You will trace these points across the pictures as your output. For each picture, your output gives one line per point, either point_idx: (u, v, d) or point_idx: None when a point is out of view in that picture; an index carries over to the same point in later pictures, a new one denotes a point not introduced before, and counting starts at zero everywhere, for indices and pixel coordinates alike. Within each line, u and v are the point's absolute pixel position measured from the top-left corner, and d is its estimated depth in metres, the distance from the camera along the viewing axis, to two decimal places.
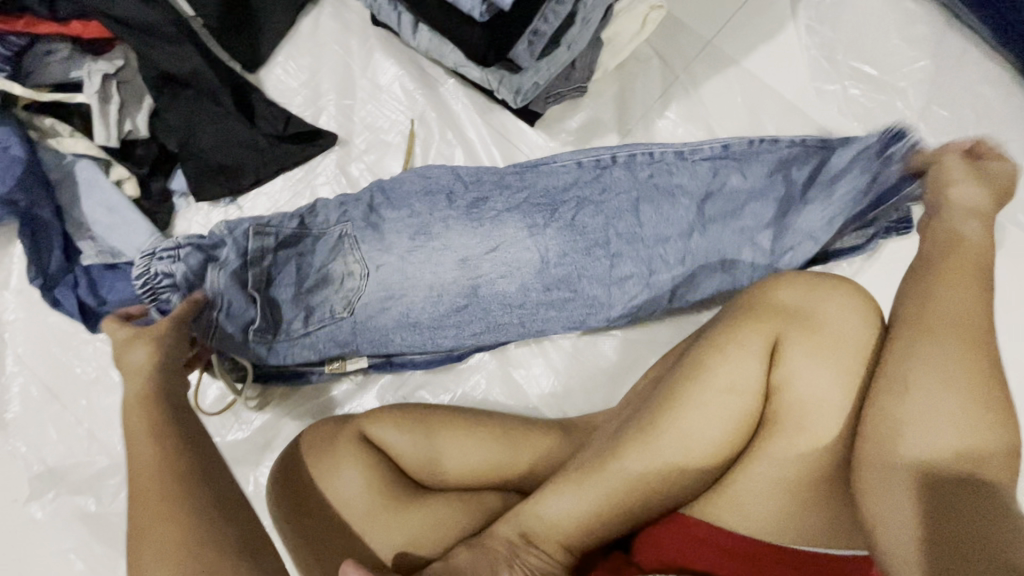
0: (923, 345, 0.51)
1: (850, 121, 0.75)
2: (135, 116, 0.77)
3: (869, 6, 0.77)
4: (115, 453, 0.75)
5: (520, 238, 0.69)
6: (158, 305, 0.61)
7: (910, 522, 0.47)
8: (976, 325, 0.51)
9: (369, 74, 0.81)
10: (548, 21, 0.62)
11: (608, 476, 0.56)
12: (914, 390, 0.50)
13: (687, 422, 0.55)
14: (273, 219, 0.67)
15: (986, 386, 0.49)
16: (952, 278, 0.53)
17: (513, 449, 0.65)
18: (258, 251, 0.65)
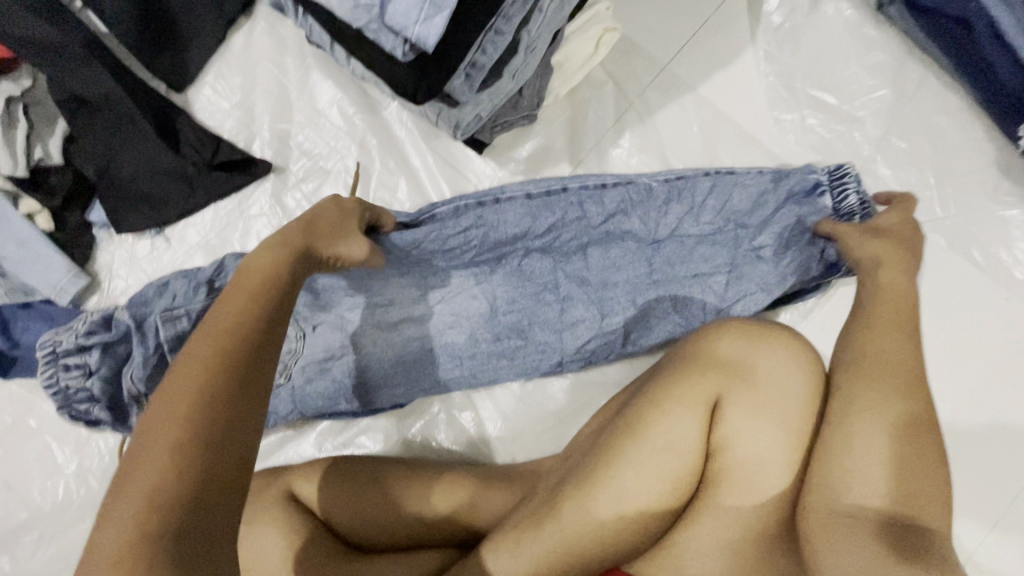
0: (862, 384, 0.51)
1: (808, 153, 0.73)
2: (47, 142, 0.70)
3: (829, 31, 0.74)
4: (32, 506, 0.70)
5: (464, 284, 0.67)
6: (71, 412, 0.61)
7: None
8: (906, 364, 0.52)
9: (307, 95, 0.75)
10: (487, 54, 0.58)
11: (547, 533, 0.53)
12: (853, 427, 0.49)
13: (626, 482, 0.53)
14: (179, 298, 0.61)
15: (918, 421, 0.49)
16: (887, 321, 0.54)
17: (453, 500, 0.62)
18: (170, 340, 0.59)
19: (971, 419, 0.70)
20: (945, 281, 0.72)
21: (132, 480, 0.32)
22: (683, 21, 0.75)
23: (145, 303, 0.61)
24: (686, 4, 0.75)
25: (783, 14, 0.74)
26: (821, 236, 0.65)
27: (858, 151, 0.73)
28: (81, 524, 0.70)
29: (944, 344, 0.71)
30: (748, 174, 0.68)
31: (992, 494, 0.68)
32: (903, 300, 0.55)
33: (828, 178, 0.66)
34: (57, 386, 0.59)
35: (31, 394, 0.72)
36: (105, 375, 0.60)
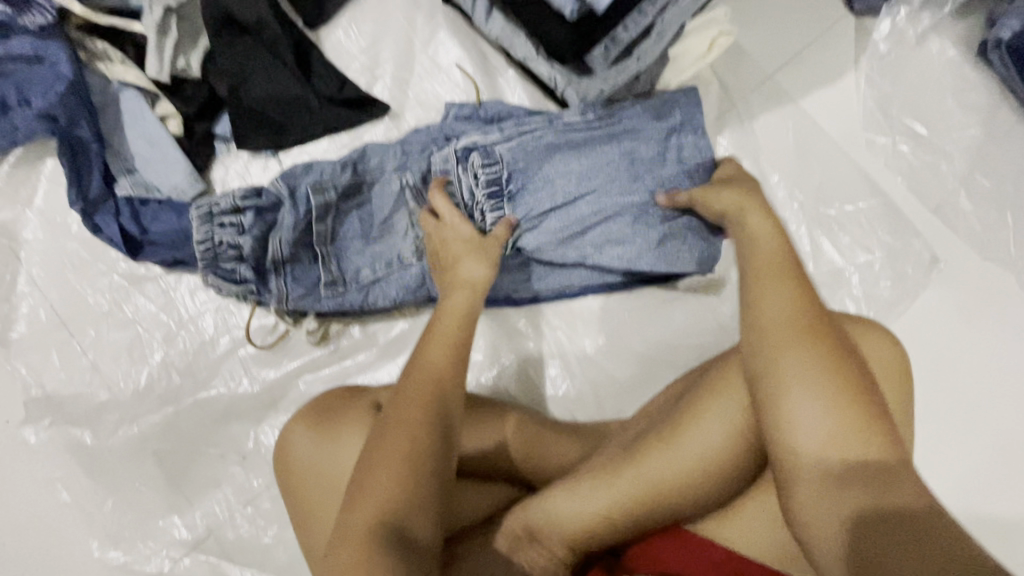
0: (790, 420, 0.43)
1: (894, 177, 0.77)
2: (190, 54, 0.75)
3: (932, 66, 0.78)
4: (115, 390, 0.74)
5: (552, 179, 0.68)
6: (217, 270, 0.66)
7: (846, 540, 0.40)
8: (817, 386, 0.43)
9: (430, 51, 0.80)
10: (627, 30, 0.62)
11: (625, 483, 0.56)
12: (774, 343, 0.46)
13: (679, 456, 0.56)
14: (327, 175, 0.69)
15: (834, 362, 0.44)
16: (765, 334, 0.47)
17: (541, 443, 0.65)
18: (320, 207, 0.69)
19: (1004, 449, 0.73)
20: (1005, 317, 0.75)
21: (380, 462, 0.48)
22: (791, 38, 0.79)
23: (294, 176, 0.69)
24: (796, 21, 0.80)
25: (890, 44, 0.78)
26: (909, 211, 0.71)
27: (942, 182, 0.76)
28: (158, 414, 0.73)
29: (992, 376, 0.74)
30: (943, 74, 0.77)
31: (1015, 519, 0.72)
32: (777, 312, 0.47)
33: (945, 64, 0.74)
34: (212, 238, 0.65)
35: (131, 286, 0.77)
36: (256, 235, 0.67)
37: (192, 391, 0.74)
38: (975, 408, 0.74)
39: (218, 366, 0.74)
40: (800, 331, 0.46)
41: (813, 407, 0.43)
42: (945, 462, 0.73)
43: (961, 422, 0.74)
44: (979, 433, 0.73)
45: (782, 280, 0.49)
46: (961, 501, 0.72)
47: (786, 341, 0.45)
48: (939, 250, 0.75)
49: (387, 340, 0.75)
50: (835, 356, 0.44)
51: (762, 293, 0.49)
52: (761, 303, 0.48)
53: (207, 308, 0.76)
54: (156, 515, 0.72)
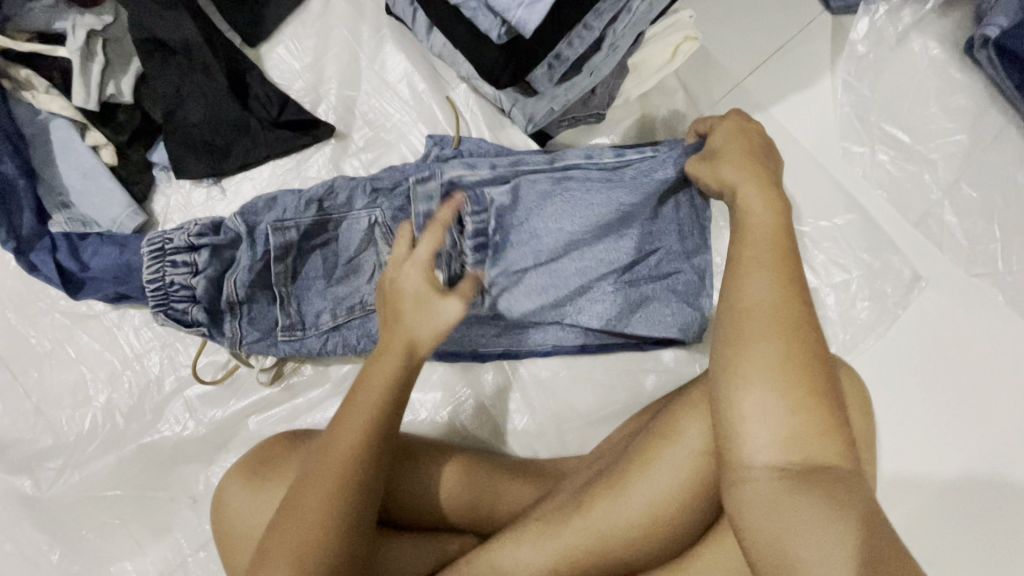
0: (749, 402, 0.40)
1: (874, 189, 0.72)
2: (120, 79, 0.71)
3: (914, 67, 0.72)
4: (59, 434, 0.71)
5: (540, 231, 0.63)
6: (167, 310, 0.62)
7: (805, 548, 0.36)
8: (787, 385, 0.40)
9: (377, 67, 0.75)
10: (572, 47, 0.57)
11: (574, 536, 0.53)
12: (749, 307, 0.43)
13: (636, 509, 0.52)
14: (289, 212, 0.65)
15: (806, 341, 0.42)
16: (739, 297, 0.44)
17: (496, 487, 0.62)
18: (279, 247, 0.64)
19: (990, 476, 0.69)
20: (992, 336, 0.70)
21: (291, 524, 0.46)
22: (762, 40, 0.74)
23: (255, 212, 0.65)
24: (768, 22, 0.74)
25: (868, 45, 0.72)
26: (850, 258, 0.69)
27: (924, 194, 0.71)
28: (104, 458, 0.71)
29: (977, 398, 0.70)
30: (923, 76, 0.72)
31: (1001, 552, 0.68)
32: (763, 297, 0.44)
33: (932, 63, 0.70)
34: (163, 278, 0.61)
35: (73, 324, 0.74)
36: (211, 276, 0.63)
37: (138, 434, 0.71)
38: (959, 433, 0.70)
39: (164, 407, 0.71)
40: (776, 321, 0.42)
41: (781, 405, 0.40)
42: (927, 492, 0.69)
43: (943, 450, 0.70)
44: (963, 460, 0.69)
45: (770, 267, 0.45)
46: (944, 533, 0.68)
47: (766, 334, 0.42)
48: (921, 267, 0.70)
49: (339, 375, 0.72)
50: (811, 362, 0.41)
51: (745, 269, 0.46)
52: (746, 281, 0.45)
53: (152, 346, 0.73)
54: (105, 562, 0.69)
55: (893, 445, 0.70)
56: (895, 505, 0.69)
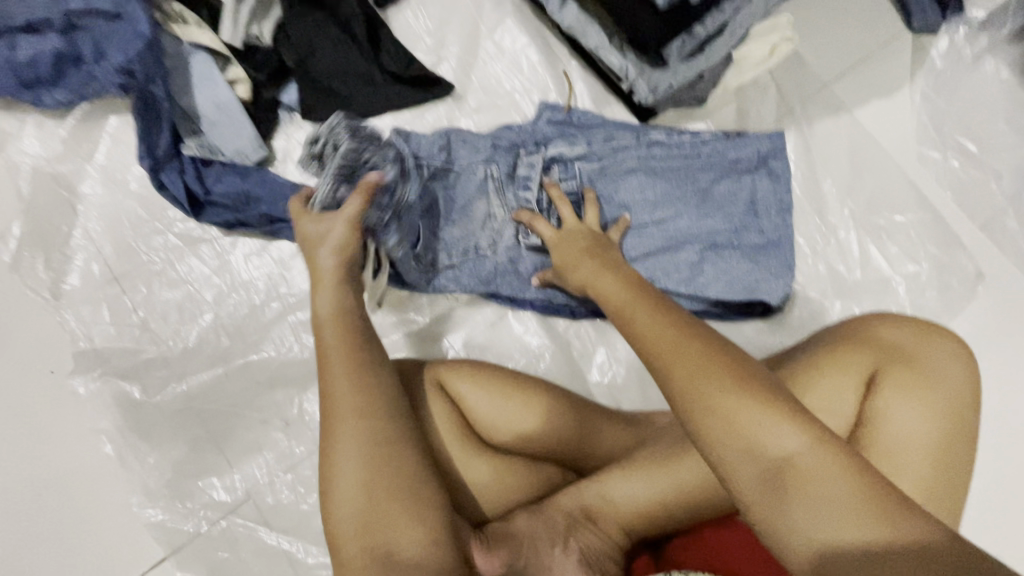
0: (714, 417, 0.39)
1: (944, 191, 0.78)
2: (263, 23, 0.77)
3: (985, 87, 0.79)
4: (164, 347, 0.74)
5: (628, 202, 0.74)
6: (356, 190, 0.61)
7: (823, 525, 0.35)
8: (718, 381, 0.40)
9: (496, 38, 0.81)
10: (703, 27, 0.67)
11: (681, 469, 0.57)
12: (648, 334, 0.45)
13: None
14: (424, 151, 0.72)
15: (683, 338, 0.43)
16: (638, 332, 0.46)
17: (594, 427, 0.66)
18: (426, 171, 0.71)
19: None
20: None
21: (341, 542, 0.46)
22: (850, 49, 0.81)
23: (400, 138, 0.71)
24: (854, 34, 0.82)
25: (946, 62, 0.80)
26: (901, 246, 0.77)
27: (991, 199, 0.78)
28: (203, 374, 0.73)
29: None
30: (995, 94, 0.79)
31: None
32: (702, 380, 0.40)
33: None
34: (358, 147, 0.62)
35: (186, 246, 0.77)
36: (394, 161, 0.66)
37: (241, 353, 0.74)
38: (1014, 423, 0.74)
39: (268, 329, 0.75)
40: (704, 363, 0.41)
41: (748, 450, 0.38)
42: (984, 475, 0.74)
43: (1000, 440, 0.74)
44: (1016, 448, 0.74)
45: (648, 307, 0.49)
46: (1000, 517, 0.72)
47: (699, 362, 0.41)
48: (986, 267, 0.76)
49: (437, 317, 0.76)
50: (772, 395, 0.39)
51: (670, 356, 0.43)
52: (636, 324, 0.48)
53: (260, 273, 0.76)
54: (195, 475, 0.72)
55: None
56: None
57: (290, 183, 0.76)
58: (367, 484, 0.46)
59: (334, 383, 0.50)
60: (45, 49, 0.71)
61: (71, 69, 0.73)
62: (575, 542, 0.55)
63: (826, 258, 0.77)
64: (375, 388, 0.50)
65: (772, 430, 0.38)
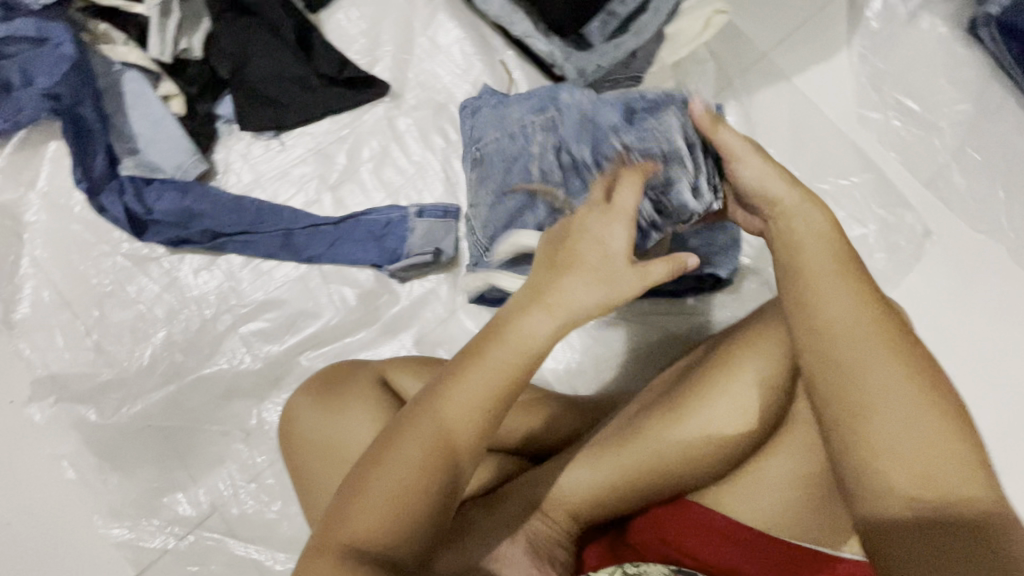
0: (852, 384, 0.41)
1: (887, 151, 0.78)
2: (192, 36, 0.76)
3: (922, 44, 0.79)
4: (120, 368, 0.74)
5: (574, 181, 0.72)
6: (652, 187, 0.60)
7: (911, 495, 0.38)
8: (887, 364, 0.40)
9: (430, 32, 0.81)
10: (623, 4, 0.66)
11: (659, 446, 0.56)
12: (822, 299, 0.44)
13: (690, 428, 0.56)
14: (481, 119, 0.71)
15: (874, 314, 0.42)
16: (812, 298, 0.44)
17: (545, 417, 0.66)
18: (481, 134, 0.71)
19: (1002, 417, 0.74)
20: (996, 286, 0.76)
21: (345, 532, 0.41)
22: (785, 16, 0.81)
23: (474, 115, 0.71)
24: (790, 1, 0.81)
25: (882, 22, 0.79)
26: (846, 210, 0.77)
27: (934, 157, 0.78)
28: (160, 392, 0.74)
29: (986, 344, 0.75)
30: (934, 50, 0.79)
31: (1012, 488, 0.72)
32: (866, 355, 0.41)
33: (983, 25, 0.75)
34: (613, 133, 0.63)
35: (135, 266, 0.77)
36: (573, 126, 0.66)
37: (196, 368, 0.74)
38: (969, 376, 0.75)
39: (221, 342, 0.75)
40: (858, 326, 0.42)
41: (914, 445, 0.39)
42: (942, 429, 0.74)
43: (956, 394, 0.75)
44: (973, 401, 0.75)
45: (839, 275, 0.44)
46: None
47: (841, 320, 0.42)
48: (932, 224, 0.77)
49: (388, 318, 0.75)
50: (913, 366, 0.40)
51: (831, 339, 0.42)
52: (813, 295, 0.44)
53: (210, 287, 0.77)
54: (160, 493, 0.72)
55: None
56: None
57: (230, 196, 0.76)
58: (401, 500, 0.41)
59: (444, 379, 0.44)
60: None
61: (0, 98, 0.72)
62: (525, 533, 0.56)
63: None
64: (457, 376, 0.44)
65: (920, 419, 0.39)
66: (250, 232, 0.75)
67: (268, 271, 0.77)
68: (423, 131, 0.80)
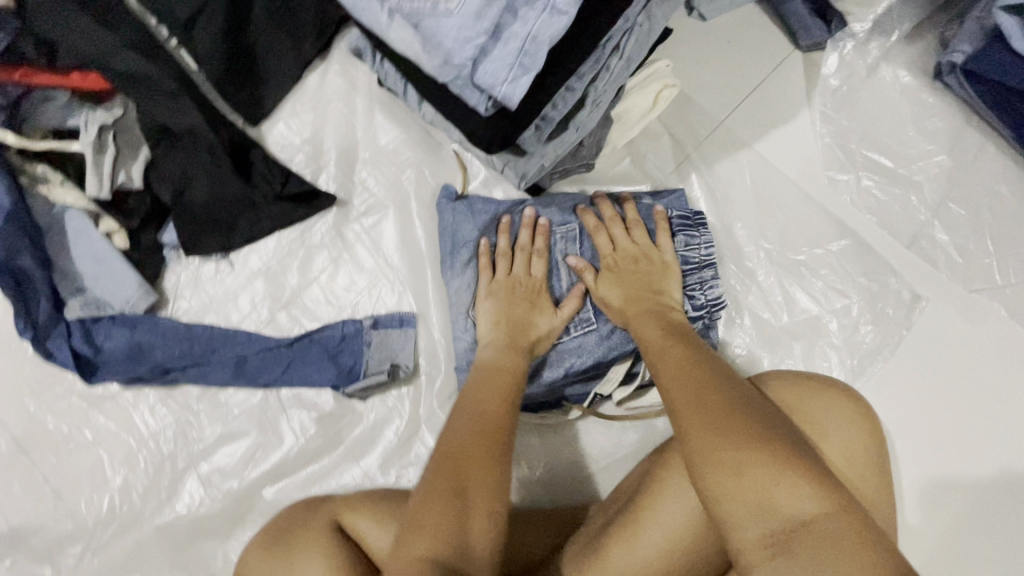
0: (699, 448, 0.47)
1: (863, 214, 0.74)
2: (130, 168, 0.74)
3: (886, 97, 0.75)
4: (78, 518, 0.72)
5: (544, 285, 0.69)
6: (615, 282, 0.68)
7: (765, 528, 0.43)
8: (727, 430, 0.47)
9: (372, 135, 0.79)
10: (557, 109, 0.58)
11: (620, 554, 0.56)
12: (668, 383, 0.54)
13: (644, 540, 0.55)
14: (469, 224, 0.72)
15: (718, 388, 0.51)
16: (669, 385, 0.54)
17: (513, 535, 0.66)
18: (472, 235, 0.71)
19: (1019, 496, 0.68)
20: (1000, 350, 0.70)
21: None
22: (740, 80, 0.77)
23: (462, 213, 0.72)
24: (743, 64, 0.77)
25: (841, 78, 0.75)
26: (824, 281, 0.72)
27: (914, 215, 0.73)
28: (121, 540, 0.71)
29: (995, 415, 0.69)
30: (900, 102, 0.74)
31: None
32: (707, 422, 0.48)
33: (947, 74, 0.70)
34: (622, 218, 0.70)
35: (90, 405, 0.75)
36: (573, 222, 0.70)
37: (155, 512, 0.71)
38: (977, 451, 0.69)
39: (180, 482, 0.72)
40: (702, 401, 0.50)
41: (757, 493, 0.44)
42: (951, 513, 0.69)
43: (964, 472, 0.69)
44: (984, 478, 0.69)
45: (680, 359, 0.56)
46: (974, 559, 0.68)
47: (689, 397, 0.51)
48: (920, 288, 0.72)
49: (351, 441, 0.72)
50: (751, 426, 0.47)
51: (685, 415, 0.50)
52: (667, 385, 0.54)
53: (167, 422, 0.74)
54: None
55: (910, 469, 0.70)
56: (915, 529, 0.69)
57: (181, 326, 0.74)
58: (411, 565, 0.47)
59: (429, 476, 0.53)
60: None
61: None
62: None
63: (750, 308, 0.72)
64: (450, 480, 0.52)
65: (765, 474, 0.44)
66: (203, 363, 0.73)
67: (224, 401, 0.74)
68: (374, 238, 0.77)
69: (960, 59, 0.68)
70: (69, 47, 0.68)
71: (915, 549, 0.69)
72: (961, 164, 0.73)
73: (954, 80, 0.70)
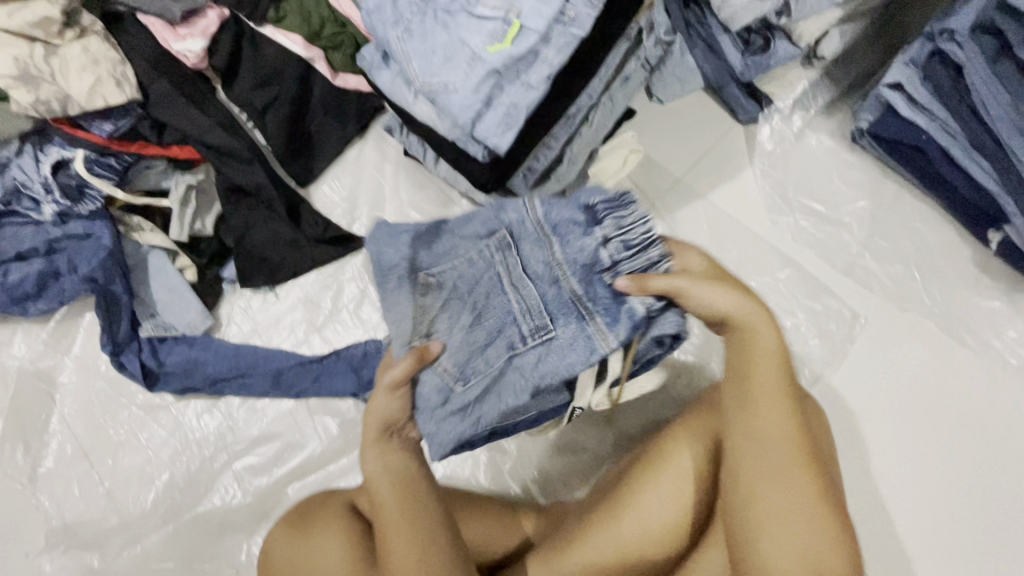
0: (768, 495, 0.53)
1: (803, 249, 0.88)
2: (205, 218, 0.93)
3: (815, 157, 0.91)
4: (126, 513, 0.82)
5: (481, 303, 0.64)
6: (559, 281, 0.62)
7: None
8: (803, 493, 0.53)
9: (398, 193, 0.98)
10: (539, 162, 0.78)
11: (603, 539, 0.62)
12: (760, 420, 0.55)
13: (629, 527, 0.62)
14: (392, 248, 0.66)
15: (806, 443, 0.55)
16: (754, 422, 0.55)
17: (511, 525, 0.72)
18: (390, 263, 0.66)
19: (954, 490, 0.77)
20: (933, 362, 0.81)
21: None
22: (695, 145, 0.94)
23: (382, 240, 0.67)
24: (699, 132, 0.95)
25: (775, 143, 0.93)
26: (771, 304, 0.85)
27: (847, 248, 0.87)
28: (162, 531, 0.82)
29: (933, 418, 0.79)
30: (828, 160, 0.91)
31: (987, 564, 0.74)
32: (788, 479, 0.53)
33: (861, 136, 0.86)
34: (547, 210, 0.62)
35: (146, 415, 0.87)
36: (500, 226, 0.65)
37: (193, 507, 0.82)
38: (917, 450, 0.78)
39: (215, 480, 0.83)
40: (786, 457, 0.54)
41: (808, 554, 0.51)
42: (895, 508, 0.77)
43: (906, 470, 0.78)
44: (924, 475, 0.78)
45: (782, 400, 0.56)
46: (920, 550, 0.76)
47: (775, 445, 0.54)
48: (858, 308, 0.84)
49: None
50: (820, 493, 0.53)
51: (763, 463, 0.54)
52: (759, 420, 0.55)
53: (210, 428, 0.85)
54: None
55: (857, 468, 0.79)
56: (873, 522, 0.77)
57: (230, 345, 0.87)
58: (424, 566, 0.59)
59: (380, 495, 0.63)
60: (30, 271, 0.87)
61: (49, 282, 0.88)
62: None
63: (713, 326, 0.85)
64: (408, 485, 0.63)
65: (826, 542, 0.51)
66: (246, 375, 0.86)
67: (261, 409, 0.86)
68: None
69: (866, 125, 0.84)
70: (174, 126, 0.89)
71: (865, 541, 0.77)
72: (882, 206, 0.88)
73: (867, 141, 0.86)
